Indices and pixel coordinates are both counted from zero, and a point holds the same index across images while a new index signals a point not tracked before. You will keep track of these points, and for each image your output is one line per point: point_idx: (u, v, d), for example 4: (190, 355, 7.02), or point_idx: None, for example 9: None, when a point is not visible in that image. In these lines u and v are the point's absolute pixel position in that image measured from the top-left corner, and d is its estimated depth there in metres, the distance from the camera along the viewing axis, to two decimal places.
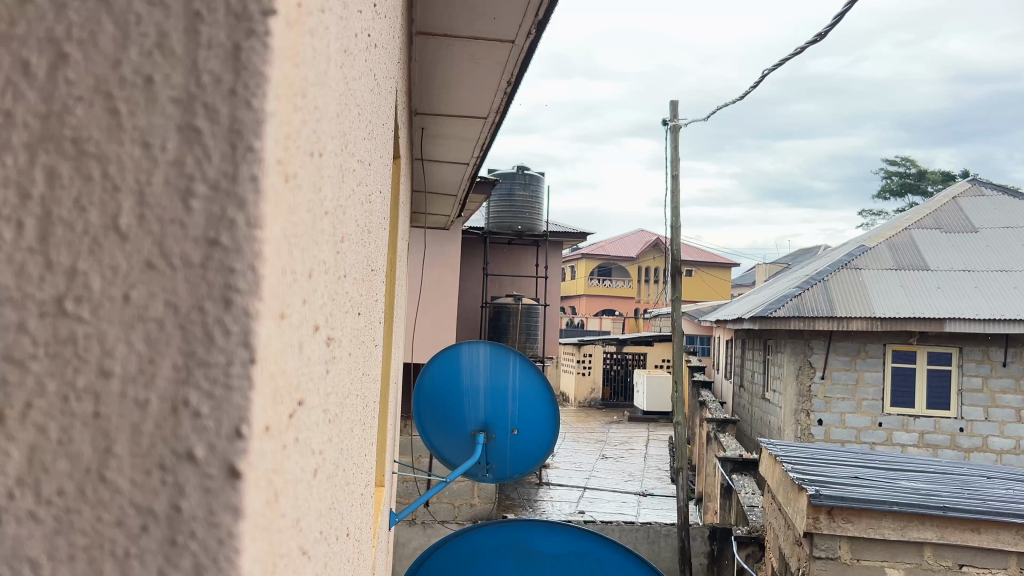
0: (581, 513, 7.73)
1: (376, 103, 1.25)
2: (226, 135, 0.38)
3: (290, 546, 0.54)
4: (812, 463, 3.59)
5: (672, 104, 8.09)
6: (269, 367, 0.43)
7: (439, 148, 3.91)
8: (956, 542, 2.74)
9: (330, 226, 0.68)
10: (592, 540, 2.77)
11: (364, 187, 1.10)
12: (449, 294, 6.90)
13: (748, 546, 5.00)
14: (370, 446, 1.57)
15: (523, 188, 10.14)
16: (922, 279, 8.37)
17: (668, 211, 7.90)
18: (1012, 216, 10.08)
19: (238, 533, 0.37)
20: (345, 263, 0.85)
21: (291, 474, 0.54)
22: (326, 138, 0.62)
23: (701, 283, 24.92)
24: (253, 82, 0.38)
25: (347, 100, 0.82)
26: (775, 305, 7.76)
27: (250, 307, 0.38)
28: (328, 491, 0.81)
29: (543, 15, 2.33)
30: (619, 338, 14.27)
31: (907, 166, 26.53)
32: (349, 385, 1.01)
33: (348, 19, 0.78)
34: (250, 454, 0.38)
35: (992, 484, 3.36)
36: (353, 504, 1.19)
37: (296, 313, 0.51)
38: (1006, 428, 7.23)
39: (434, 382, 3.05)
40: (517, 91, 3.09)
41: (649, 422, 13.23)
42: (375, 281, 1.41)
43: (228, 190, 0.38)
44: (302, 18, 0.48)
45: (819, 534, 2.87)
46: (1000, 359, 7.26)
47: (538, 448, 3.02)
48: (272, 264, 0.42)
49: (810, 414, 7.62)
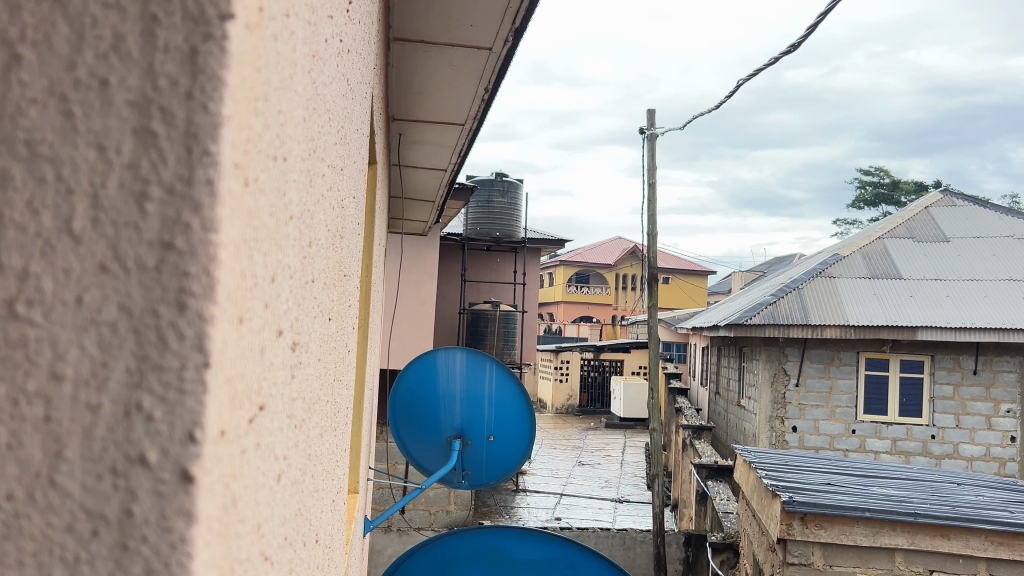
0: (558, 520, 7.74)
1: (350, 108, 1.26)
2: (182, 138, 0.38)
3: (250, 551, 0.54)
4: (786, 469, 3.62)
5: (649, 112, 8.14)
6: (226, 371, 0.42)
7: (416, 154, 3.90)
8: (926, 548, 2.77)
9: (295, 231, 0.68)
10: (566, 546, 2.78)
11: (336, 191, 1.11)
12: (426, 299, 6.87)
13: (723, 552, 5.05)
14: (343, 453, 1.58)
15: (501, 194, 10.00)
16: (895, 288, 8.47)
17: (645, 219, 7.94)
18: (983, 226, 10.23)
19: (190, 538, 0.36)
20: (314, 269, 0.85)
21: (252, 480, 0.53)
22: (292, 142, 0.62)
23: (678, 291, 25.06)
24: (209, 86, 0.38)
25: (317, 107, 0.81)
26: (751, 312, 7.80)
27: (205, 311, 0.37)
28: (296, 495, 0.81)
29: (520, 23, 2.34)
30: (596, 346, 14.33)
31: (881, 176, 26.81)
32: (319, 391, 1.01)
33: (318, 25, 0.79)
34: (204, 457, 0.38)
35: (962, 490, 3.40)
36: (323, 510, 1.18)
37: (256, 318, 0.51)
38: (976, 435, 7.35)
39: (410, 389, 3.05)
40: (494, 98, 3.09)
41: (626, 428, 13.28)
42: (348, 284, 1.42)
43: (183, 193, 0.38)
44: (265, 22, 0.48)
45: (793, 541, 2.89)
46: (970, 367, 7.37)
47: (513, 455, 3.01)
48: (231, 267, 0.42)
49: (784, 421, 7.67)
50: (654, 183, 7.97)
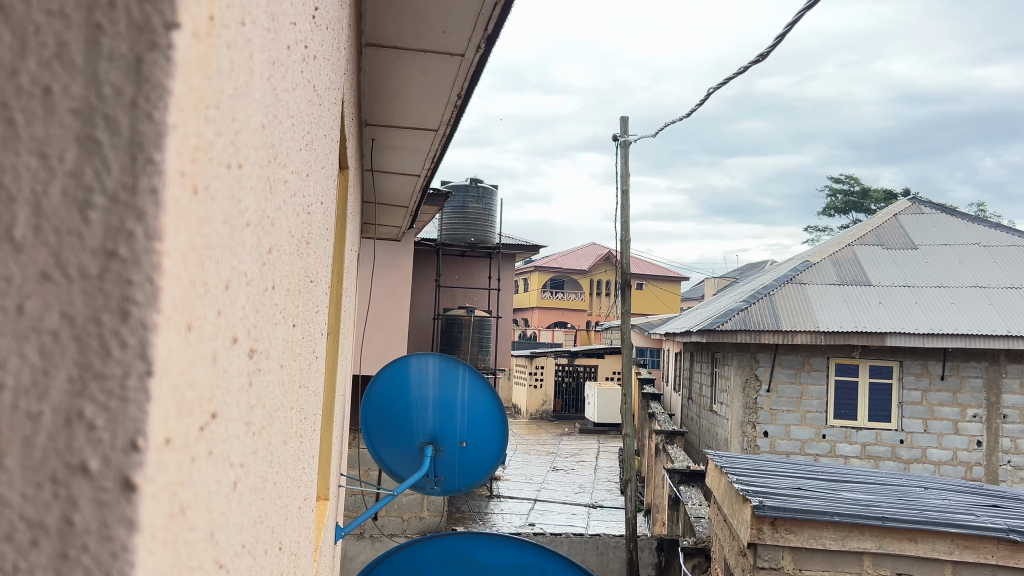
0: (532, 526, 7.75)
1: (317, 114, 1.26)
2: (126, 147, 0.38)
3: (203, 559, 0.54)
4: (757, 475, 3.66)
5: (622, 120, 8.19)
6: (172, 378, 0.42)
7: (389, 160, 3.91)
8: (894, 552, 2.81)
9: (253, 238, 0.68)
10: (536, 553, 2.77)
11: (301, 197, 1.11)
12: (400, 304, 6.87)
13: (694, 556, 5.07)
14: (309, 460, 1.57)
15: (476, 201, 10.23)
16: (865, 294, 8.57)
17: (618, 226, 7.99)
18: (950, 234, 10.40)
19: (132, 548, 0.36)
20: (275, 276, 0.85)
21: (204, 488, 0.53)
22: (248, 150, 0.62)
23: (651, 298, 25.24)
24: (155, 95, 0.38)
25: (277, 113, 0.81)
26: (723, 319, 7.86)
27: (148, 319, 0.37)
28: (256, 503, 0.81)
29: (492, 30, 2.36)
30: (570, 352, 14.37)
31: (851, 183, 27.12)
32: (282, 398, 1.01)
33: (279, 31, 0.79)
34: (148, 466, 0.38)
35: (929, 494, 3.46)
36: (288, 516, 1.18)
37: (208, 326, 0.51)
38: (944, 440, 7.45)
39: (382, 395, 3.04)
40: (467, 104, 3.09)
41: (599, 434, 13.32)
42: (315, 291, 1.41)
43: (127, 202, 0.38)
44: (216, 31, 0.48)
45: (762, 545, 2.91)
46: (937, 373, 7.48)
47: (485, 461, 3.01)
48: (178, 276, 0.42)
49: (756, 426, 7.74)
50: (627, 190, 8.02)
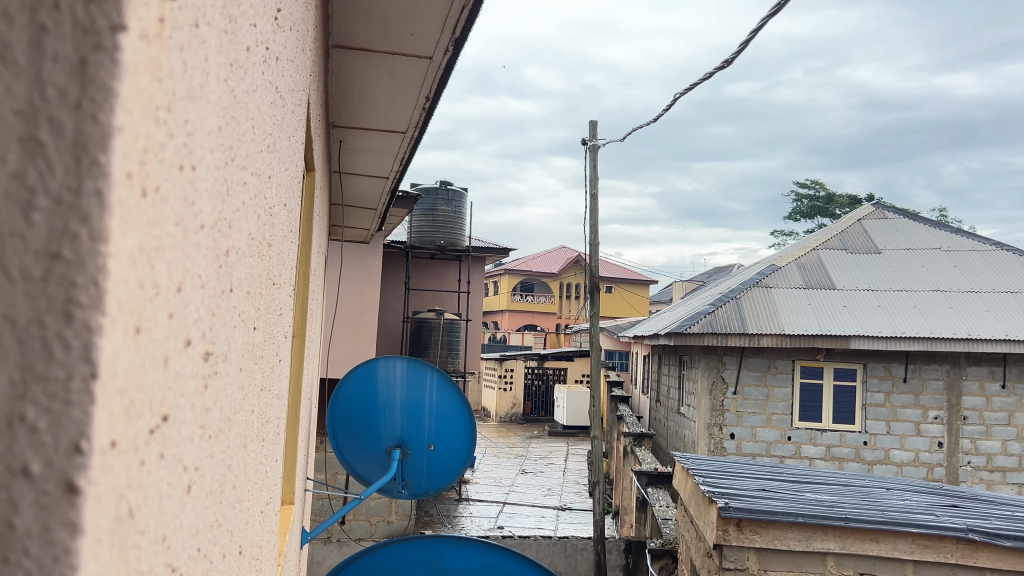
0: (500, 528, 7.73)
1: (280, 116, 1.25)
2: (70, 149, 0.38)
3: (153, 561, 0.53)
4: (721, 475, 3.70)
5: (592, 124, 8.22)
6: (119, 381, 0.42)
7: (357, 161, 3.88)
8: (856, 552, 2.86)
9: (208, 240, 0.67)
10: (501, 555, 2.77)
11: (263, 198, 1.10)
12: (369, 308, 6.83)
13: (661, 558, 5.10)
14: (273, 464, 1.57)
15: (444, 203, 10.02)
16: (829, 297, 8.69)
17: (587, 229, 8.03)
18: (912, 239, 10.59)
19: (75, 549, 0.36)
20: (233, 279, 0.85)
21: (155, 490, 0.53)
22: (202, 151, 0.62)
23: (619, 302, 25.41)
24: (99, 96, 0.38)
25: (235, 115, 0.80)
26: (690, 322, 7.91)
27: (92, 321, 0.37)
28: (211, 506, 0.79)
29: (460, 33, 2.36)
30: (540, 355, 14.40)
31: (817, 189, 27.45)
32: (241, 401, 1.00)
33: (237, 32, 0.78)
34: (92, 470, 0.38)
35: (891, 495, 3.52)
36: (248, 519, 1.17)
37: (159, 328, 0.51)
38: (906, 441, 7.58)
39: (349, 399, 3.02)
40: (436, 107, 3.10)
41: (568, 436, 13.36)
42: (277, 293, 1.41)
43: (71, 204, 0.38)
44: (166, 31, 0.48)
45: (728, 546, 2.93)
46: (900, 375, 7.61)
47: (453, 464, 3.00)
48: (125, 278, 0.41)
49: (722, 428, 7.76)
50: (596, 194, 8.06)
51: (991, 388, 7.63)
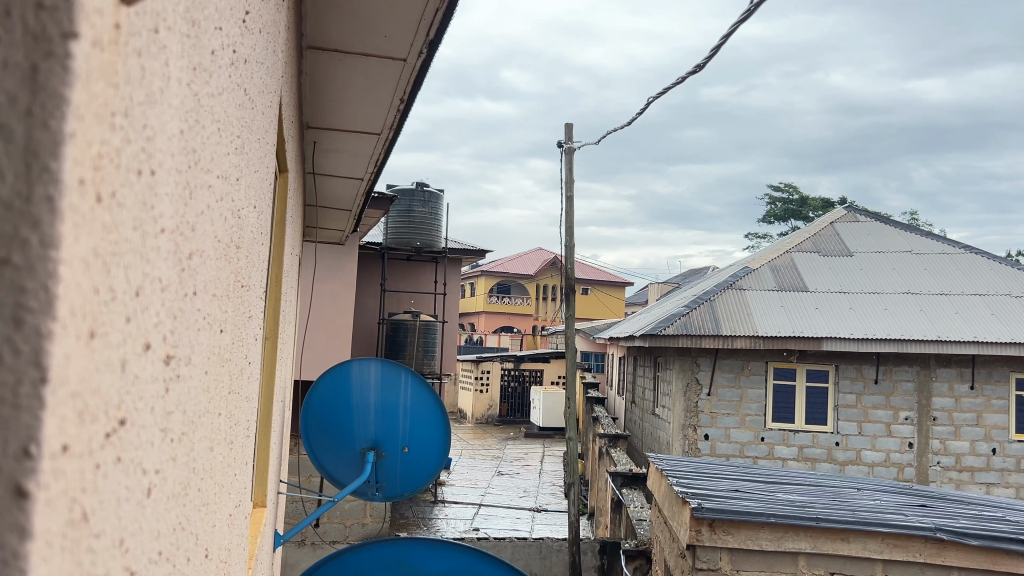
0: (475, 530, 7.72)
1: (249, 117, 1.25)
2: (22, 155, 0.38)
3: (110, 562, 0.54)
4: (695, 476, 3.73)
5: (567, 126, 8.24)
6: (71, 386, 0.42)
7: (331, 162, 3.86)
8: (828, 552, 2.89)
9: (168, 243, 0.67)
10: (474, 557, 2.77)
11: (231, 200, 1.11)
12: (344, 309, 6.82)
13: (636, 558, 5.13)
14: (243, 465, 1.57)
15: (421, 205, 10.20)
16: (802, 299, 8.78)
17: (563, 231, 8.05)
18: (884, 242, 10.72)
19: (24, 554, 0.36)
20: (196, 281, 0.84)
21: (111, 494, 0.53)
22: (163, 157, 0.62)
23: (597, 303, 25.40)
24: (51, 103, 0.38)
25: (199, 119, 0.80)
26: (665, 323, 7.95)
27: (43, 327, 0.38)
28: (174, 509, 0.79)
29: (434, 35, 2.36)
30: (516, 356, 14.39)
31: (791, 191, 27.61)
32: (206, 404, 1.00)
33: (200, 37, 0.78)
34: (42, 474, 0.38)
35: (862, 495, 3.56)
36: (216, 523, 1.17)
37: (117, 331, 0.51)
38: (877, 442, 7.68)
39: (323, 400, 3.01)
40: (410, 109, 3.09)
41: (545, 438, 13.37)
42: (246, 296, 1.41)
43: (21, 210, 0.38)
44: (123, 38, 0.48)
45: (701, 547, 2.95)
46: (871, 377, 7.70)
47: (426, 467, 2.99)
48: (78, 283, 0.42)
49: (697, 429, 7.80)
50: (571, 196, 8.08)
51: (960, 388, 7.74)
